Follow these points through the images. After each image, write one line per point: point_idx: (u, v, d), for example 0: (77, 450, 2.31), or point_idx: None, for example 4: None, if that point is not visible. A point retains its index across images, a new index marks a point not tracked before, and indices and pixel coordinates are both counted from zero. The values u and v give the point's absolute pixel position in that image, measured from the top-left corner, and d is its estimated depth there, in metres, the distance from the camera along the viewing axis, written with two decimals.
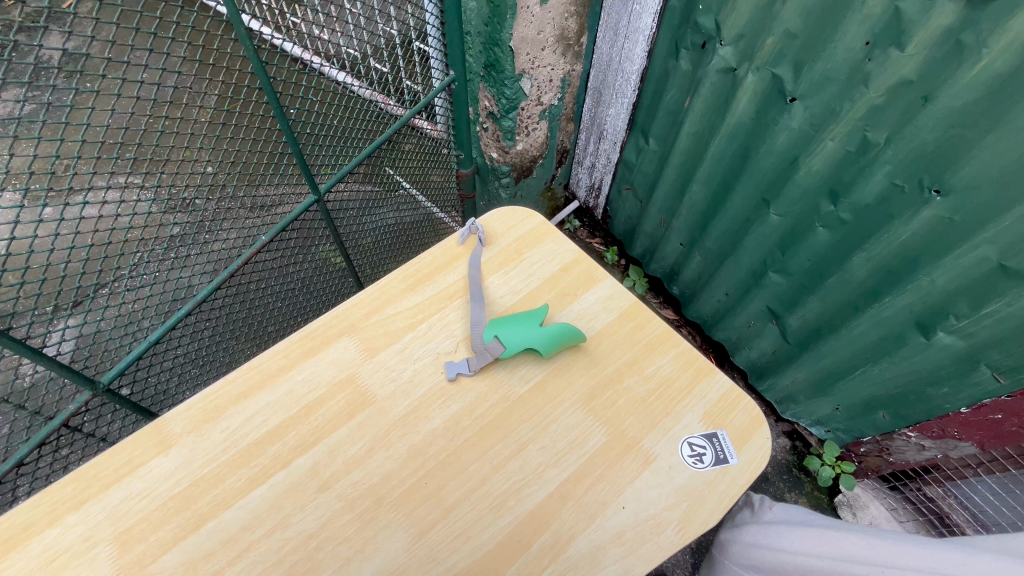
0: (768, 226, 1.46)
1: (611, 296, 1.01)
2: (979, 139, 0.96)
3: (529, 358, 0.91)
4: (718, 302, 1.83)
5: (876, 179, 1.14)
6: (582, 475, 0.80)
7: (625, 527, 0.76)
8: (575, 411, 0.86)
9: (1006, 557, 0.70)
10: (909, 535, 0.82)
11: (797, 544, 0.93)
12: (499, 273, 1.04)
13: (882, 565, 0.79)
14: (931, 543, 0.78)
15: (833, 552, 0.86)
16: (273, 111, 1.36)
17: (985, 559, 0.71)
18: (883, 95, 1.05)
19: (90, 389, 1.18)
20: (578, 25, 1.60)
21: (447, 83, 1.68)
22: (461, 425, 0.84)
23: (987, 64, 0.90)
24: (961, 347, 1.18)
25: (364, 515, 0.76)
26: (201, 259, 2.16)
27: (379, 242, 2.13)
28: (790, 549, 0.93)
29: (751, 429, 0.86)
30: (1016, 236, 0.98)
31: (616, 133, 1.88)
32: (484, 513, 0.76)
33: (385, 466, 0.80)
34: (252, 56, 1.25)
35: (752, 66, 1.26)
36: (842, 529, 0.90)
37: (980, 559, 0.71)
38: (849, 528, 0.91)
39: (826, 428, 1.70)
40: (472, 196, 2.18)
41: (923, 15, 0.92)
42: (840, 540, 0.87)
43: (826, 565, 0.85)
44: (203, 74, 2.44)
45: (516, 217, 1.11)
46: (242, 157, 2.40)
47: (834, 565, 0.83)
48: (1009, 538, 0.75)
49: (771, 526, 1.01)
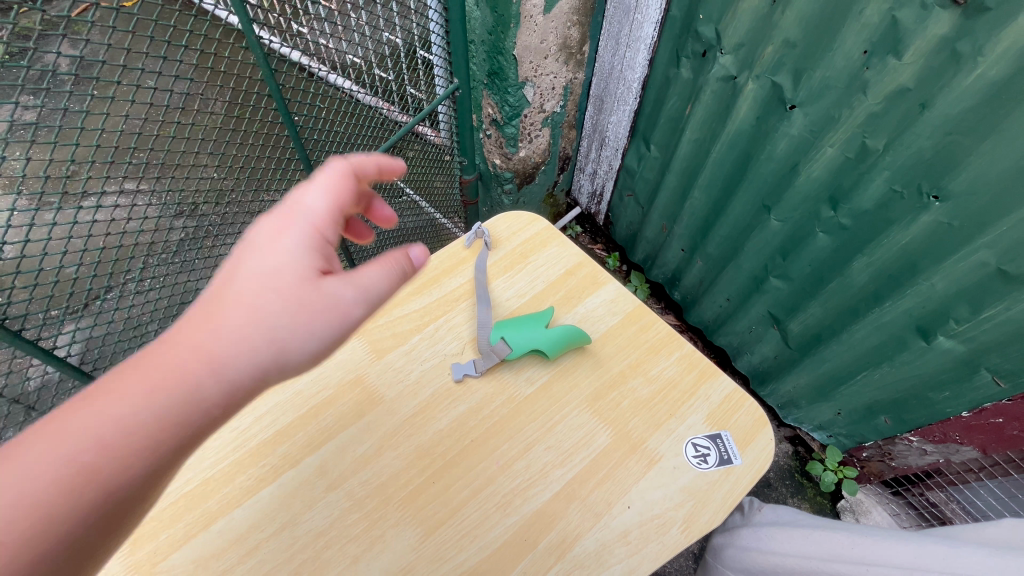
0: (769, 231, 1.48)
1: (615, 299, 1.02)
2: (976, 145, 0.97)
3: (534, 359, 0.92)
4: (719, 308, 1.84)
5: (875, 186, 1.16)
6: (587, 475, 0.81)
7: (630, 527, 0.77)
8: (580, 412, 0.87)
9: (987, 551, 0.70)
10: (893, 534, 0.83)
11: (786, 545, 0.93)
12: (505, 276, 1.05)
13: (868, 563, 0.80)
14: (915, 540, 0.79)
15: (822, 552, 0.87)
16: (280, 116, 1.37)
17: (963, 553, 0.71)
18: (880, 102, 1.07)
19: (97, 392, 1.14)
20: (581, 34, 1.63)
21: (451, 90, 1.69)
22: (468, 425, 0.85)
23: (983, 73, 0.92)
24: (961, 351, 1.19)
25: (370, 515, 0.77)
26: (208, 263, 2.18)
27: (382, 249, 2.11)
28: (780, 550, 0.94)
29: (755, 431, 0.87)
30: (1016, 240, 1.00)
31: (617, 140, 1.90)
32: (490, 513, 0.77)
33: (393, 465, 0.81)
34: (261, 62, 1.26)
35: (752, 74, 1.29)
36: (832, 529, 0.91)
37: (959, 553, 0.71)
38: (838, 528, 0.91)
39: (828, 432, 1.71)
40: (475, 203, 2.17)
41: (918, 25, 0.95)
42: (828, 540, 0.88)
43: (815, 566, 0.86)
44: (213, 82, 2.50)
45: (520, 221, 1.12)
46: (249, 164, 2.44)
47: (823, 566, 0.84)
48: (1001, 538, 0.75)
49: (760, 529, 1.01)
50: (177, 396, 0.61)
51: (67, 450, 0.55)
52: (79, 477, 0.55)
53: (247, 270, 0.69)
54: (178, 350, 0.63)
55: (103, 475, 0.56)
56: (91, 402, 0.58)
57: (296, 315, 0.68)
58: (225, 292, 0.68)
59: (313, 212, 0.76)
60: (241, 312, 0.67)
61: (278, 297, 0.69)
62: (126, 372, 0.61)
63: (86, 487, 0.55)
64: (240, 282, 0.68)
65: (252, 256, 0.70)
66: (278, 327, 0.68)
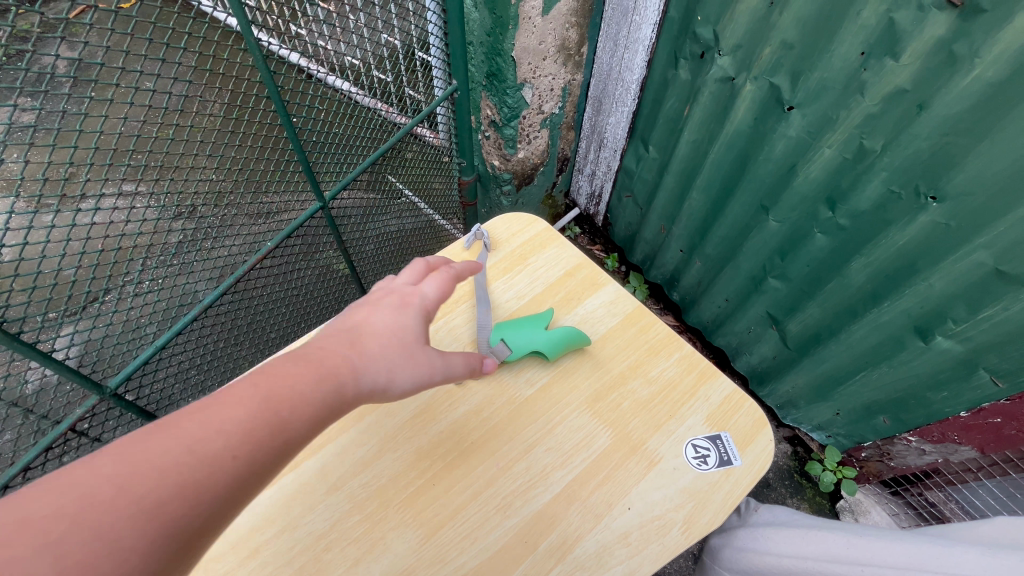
0: (767, 232, 1.48)
1: (614, 300, 1.02)
2: (973, 146, 0.98)
3: (534, 361, 0.93)
4: (718, 308, 1.84)
5: (873, 186, 1.17)
6: (587, 477, 0.81)
7: (631, 528, 0.77)
8: (580, 413, 0.87)
9: (979, 548, 0.70)
10: (887, 533, 0.84)
11: (783, 545, 0.93)
12: (505, 277, 1.05)
13: (863, 563, 0.80)
14: (910, 539, 0.79)
15: (818, 553, 0.87)
16: (279, 118, 1.37)
17: (956, 551, 0.71)
18: (878, 103, 1.07)
19: (97, 395, 1.13)
20: (579, 36, 1.64)
21: (450, 92, 1.70)
22: (469, 426, 0.85)
23: (980, 73, 0.92)
24: (959, 351, 1.20)
25: (371, 517, 0.77)
26: (207, 265, 2.18)
27: (381, 250, 2.12)
28: (776, 551, 0.94)
29: (754, 432, 0.87)
30: (1013, 240, 1.00)
31: (616, 141, 1.91)
32: (490, 515, 0.77)
33: (394, 467, 0.81)
34: (260, 65, 1.26)
35: (750, 75, 1.29)
36: (828, 529, 0.91)
37: (951, 552, 0.71)
38: (834, 527, 0.91)
39: (827, 432, 1.72)
40: (473, 205, 2.20)
41: (916, 27, 0.95)
42: (825, 541, 0.88)
43: (811, 566, 0.87)
44: (212, 84, 2.50)
45: (520, 222, 1.13)
46: (248, 166, 2.44)
47: (819, 566, 0.85)
48: (995, 535, 0.75)
49: (757, 529, 1.02)
50: (324, 397, 0.57)
51: (266, 407, 0.53)
52: (264, 430, 0.52)
53: (376, 321, 0.66)
54: (333, 354, 0.61)
55: (281, 439, 0.53)
56: (267, 379, 0.55)
57: (407, 362, 0.65)
58: (363, 324, 0.66)
59: (424, 298, 0.72)
60: (377, 346, 0.64)
61: (402, 349, 0.66)
62: (294, 364, 0.57)
63: (271, 442, 0.52)
64: (373, 323, 0.66)
65: (377, 312, 0.67)
66: (396, 371, 0.64)
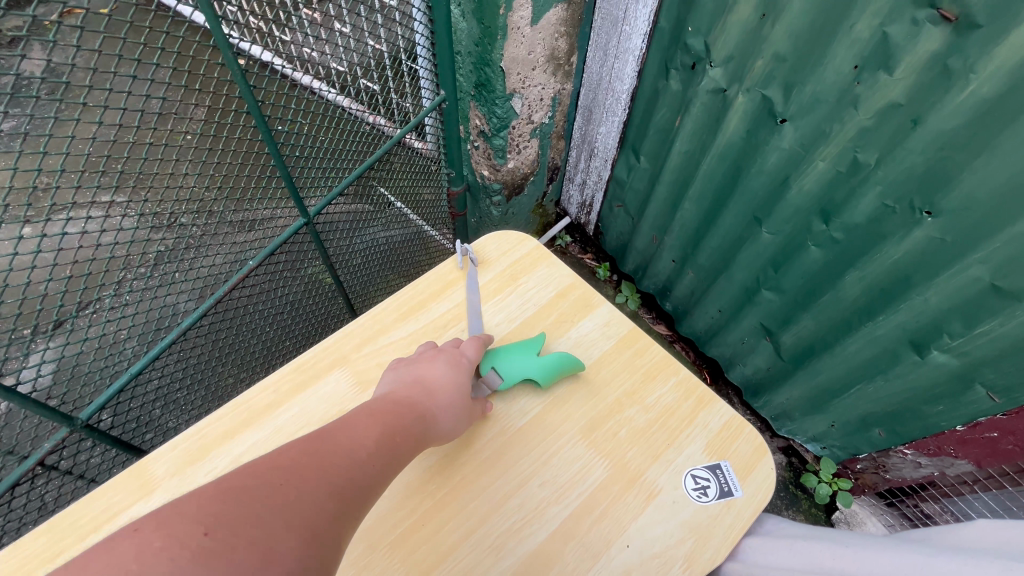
0: (761, 244, 1.47)
1: (608, 322, 0.99)
2: (968, 161, 0.97)
3: (526, 389, 0.89)
4: (711, 319, 1.83)
5: (867, 200, 1.15)
6: (584, 512, 0.78)
7: (631, 567, 0.74)
8: (576, 444, 0.84)
9: (965, 558, 0.61)
10: (877, 544, 0.75)
11: (768, 556, 0.82)
12: (495, 299, 1.02)
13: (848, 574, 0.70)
14: (896, 550, 0.70)
15: (803, 564, 0.76)
16: (260, 133, 1.32)
17: (939, 561, 0.62)
18: (871, 117, 1.06)
19: (66, 427, 1.08)
20: (568, 45, 1.61)
21: (437, 103, 1.65)
22: (459, 460, 0.81)
23: (975, 89, 0.90)
24: (955, 365, 1.18)
25: (358, 562, 0.73)
26: (188, 280, 2.12)
27: (369, 263, 2.06)
28: (758, 561, 0.83)
29: (755, 459, 0.84)
30: (1008, 257, 0.99)
31: (606, 150, 1.88)
32: (484, 556, 0.73)
33: (382, 506, 0.77)
34: (239, 79, 1.22)
35: (742, 87, 1.27)
36: (818, 540, 0.81)
37: (932, 561, 0.62)
38: (825, 539, 0.81)
39: (822, 444, 1.70)
40: (463, 215, 2.15)
41: (909, 41, 0.94)
42: (812, 552, 0.78)
43: None
44: (189, 95, 2.42)
45: (510, 241, 1.09)
46: (230, 178, 2.38)
47: None
48: (980, 536, 0.72)
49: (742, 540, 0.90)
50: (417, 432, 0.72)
51: (384, 432, 0.69)
52: (383, 447, 0.67)
53: (438, 374, 0.80)
54: (417, 401, 0.76)
55: (392, 457, 0.68)
56: (380, 415, 0.71)
57: (462, 412, 0.80)
58: (428, 377, 0.80)
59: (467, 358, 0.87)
60: (445, 398, 0.78)
61: (462, 402, 0.80)
62: (390, 407, 0.73)
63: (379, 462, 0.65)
64: (435, 377, 0.80)
65: (437, 366, 0.81)
66: (458, 422, 0.78)
